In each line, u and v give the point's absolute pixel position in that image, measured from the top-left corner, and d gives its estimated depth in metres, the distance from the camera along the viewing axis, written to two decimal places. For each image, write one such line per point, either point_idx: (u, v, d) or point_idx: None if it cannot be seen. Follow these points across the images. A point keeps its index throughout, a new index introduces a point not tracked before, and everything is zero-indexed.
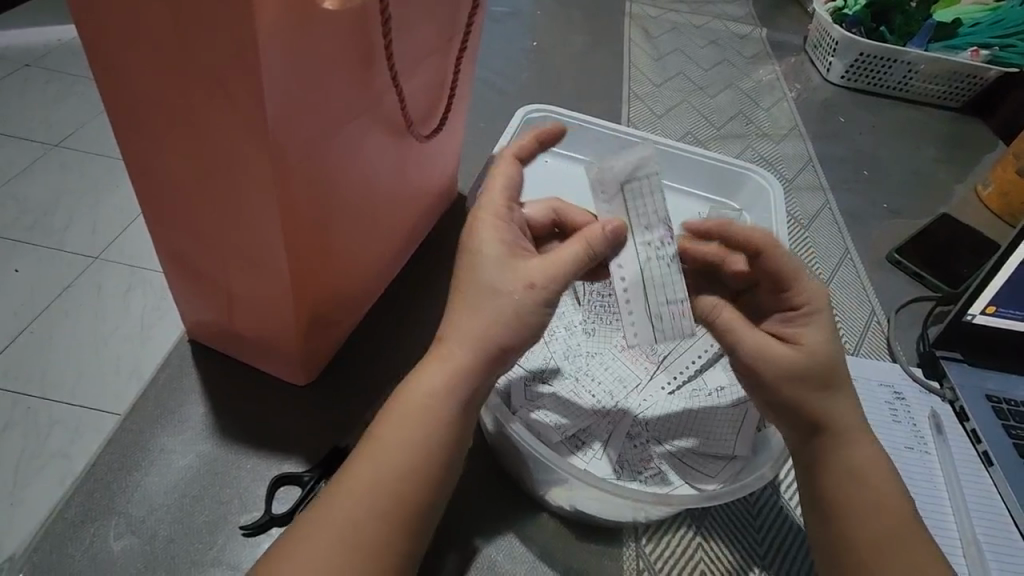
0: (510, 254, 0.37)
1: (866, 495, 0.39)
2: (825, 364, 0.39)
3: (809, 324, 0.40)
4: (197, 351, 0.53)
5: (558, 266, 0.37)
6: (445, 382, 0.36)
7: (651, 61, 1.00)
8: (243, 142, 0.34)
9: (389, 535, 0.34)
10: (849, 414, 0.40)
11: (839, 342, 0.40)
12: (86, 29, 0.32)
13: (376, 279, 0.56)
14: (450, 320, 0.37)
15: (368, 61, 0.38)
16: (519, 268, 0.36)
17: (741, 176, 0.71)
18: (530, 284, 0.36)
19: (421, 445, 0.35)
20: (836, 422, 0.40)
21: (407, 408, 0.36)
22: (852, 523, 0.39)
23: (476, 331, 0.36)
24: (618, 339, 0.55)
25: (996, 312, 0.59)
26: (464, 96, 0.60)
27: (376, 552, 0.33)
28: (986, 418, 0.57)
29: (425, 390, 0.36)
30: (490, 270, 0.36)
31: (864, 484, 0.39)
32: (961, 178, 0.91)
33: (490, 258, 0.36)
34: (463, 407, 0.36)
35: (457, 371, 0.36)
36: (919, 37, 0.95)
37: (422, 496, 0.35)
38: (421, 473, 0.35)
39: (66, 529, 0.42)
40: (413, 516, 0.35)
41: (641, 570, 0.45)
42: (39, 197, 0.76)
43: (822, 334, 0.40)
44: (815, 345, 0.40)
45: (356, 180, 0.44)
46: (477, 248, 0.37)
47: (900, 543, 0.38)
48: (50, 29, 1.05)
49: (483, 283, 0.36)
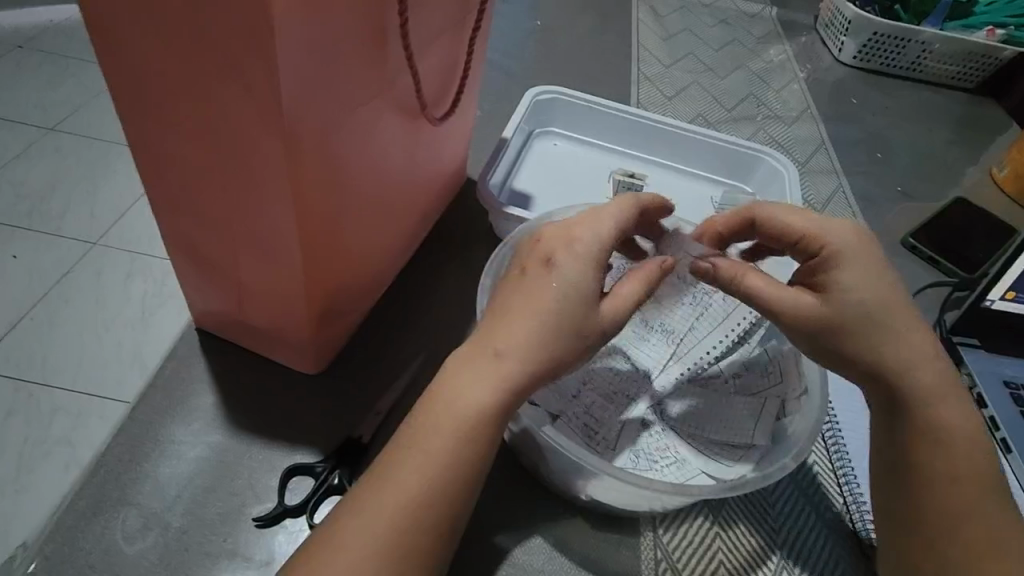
0: (594, 300, 0.36)
1: (965, 466, 0.37)
2: (854, 308, 0.37)
3: (831, 263, 0.38)
4: (205, 339, 0.52)
5: (623, 303, 0.37)
6: (488, 390, 0.34)
7: (659, 41, 0.98)
8: (258, 122, 0.32)
9: (420, 533, 0.32)
10: (936, 401, 0.38)
11: (878, 276, 0.38)
12: (92, 12, 0.31)
13: (387, 265, 0.54)
14: (498, 332, 0.35)
15: (382, 41, 0.37)
16: (598, 317, 0.36)
17: (756, 158, 0.69)
18: (600, 334, 0.36)
19: (459, 446, 0.33)
20: (914, 400, 0.38)
21: (444, 411, 0.34)
22: (944, 495, 0.37)
23: (525, 341, 0.34)
24: (632, 325, 0.53)
25: (1015, 296, 0.58)
26: (476, 75, 0.58)
27: (402, 547, 0.32)
28: (1004, 405, 0.56)
29: (466, 399, 0.34)
30: (572, 313, 0.35)
31: (951, 441, 0.38)
32: (973, 159, 0.90)
33: (579, 307, 0.35)
34: (484, 398, 0.34)
35: (501, 376, 0.34)
36: (935, 15, 0.93)
37: (449, 490, 0.33)
38: (458, 477, 0.33)
39: (77, 522, 0.42)
40: (439, 514, 0.33)
41: (659, 561, 0.45)
42: (38, 183, 0.75)
43: (847, 271, 0.38)
44: (844, 290, 0.37)
45: (370, 165, 0.43)
46: (562, 279, 0.35)
47: (996, 513, 0.37)
48: (42, 9, 1.02)
49: (560, 319, 0.34)
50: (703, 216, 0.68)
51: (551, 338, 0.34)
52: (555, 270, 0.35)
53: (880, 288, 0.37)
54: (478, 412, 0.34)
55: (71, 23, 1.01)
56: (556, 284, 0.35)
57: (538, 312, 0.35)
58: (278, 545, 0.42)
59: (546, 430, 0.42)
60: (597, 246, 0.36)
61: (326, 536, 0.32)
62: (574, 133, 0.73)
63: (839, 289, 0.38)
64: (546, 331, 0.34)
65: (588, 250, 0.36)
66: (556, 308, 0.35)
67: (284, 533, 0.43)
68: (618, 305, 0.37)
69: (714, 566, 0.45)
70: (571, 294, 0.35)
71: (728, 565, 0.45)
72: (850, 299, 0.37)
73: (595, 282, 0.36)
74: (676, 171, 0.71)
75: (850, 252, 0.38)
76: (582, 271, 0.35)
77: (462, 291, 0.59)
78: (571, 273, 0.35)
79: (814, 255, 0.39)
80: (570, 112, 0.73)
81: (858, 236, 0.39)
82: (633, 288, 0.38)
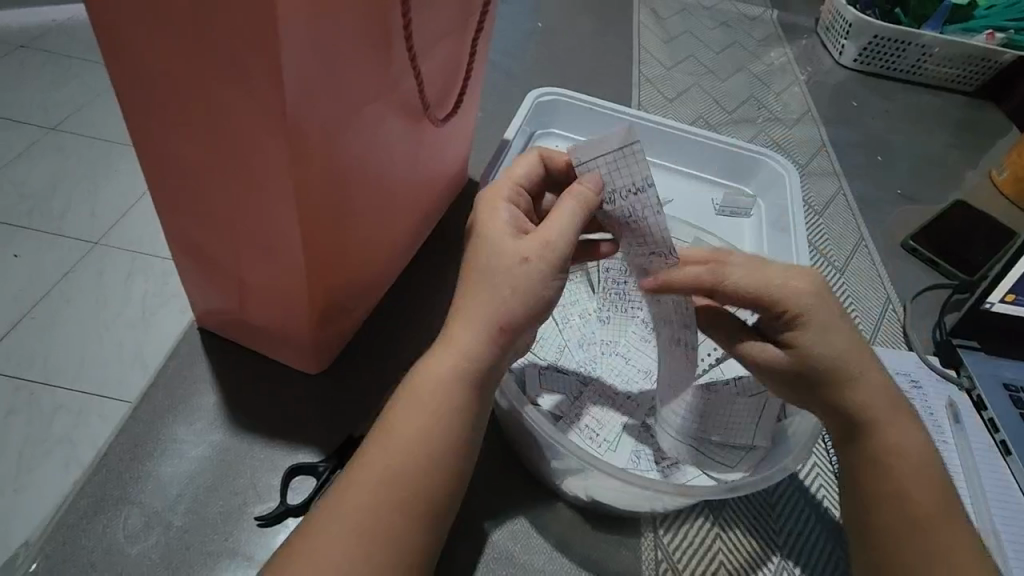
0: (506, 233, 0.37)
1: (918, 494, 0.39)
2: (824, 365, 0.38)
3: (797, 325, 0.39)
4: (207, 339, 0.52)
5: (543, 231, 0.36)
6: (451, 368, 0.35)
7: (660, 43, 0.99)
8: (262, 125, 0.33)
9: (394, 516, 0.33)
10: (895, 424, 0.40)
11: (835, 329, 0.39)
12: (98, 13, 0.31)
13: (389, 266, 0.55)
14: (457, 304, 0.37)
15: (386, 42, 0.37)
16: (510, 246, 0.36)
17: (757, 161, 0.70)
18: (525, 258, 0.35)
19: (437, 429, 0.35)
20: (867, 417, 0.39)
21: (421, 394, 0.35)
22: (899, 509, 0.38)
23: (479, 315, 0.35)
24: (632, 329, 0.54)
25: (1015, 299, 0.59)
26: (478, 77, 0.58)
27: (376, 526, 0.33)
28: (1003, 407, 0.56)
29: (435, 378, 0.35)
30: (486, 252, 0.36)
31: (903, 468, 0.39)
32: (973, 163, 0.90)
33: (491, 238, 0.37)
34: (463, 383, 0.35)
35: (461, 350, 0.35)
36: (935, 19, 0.93)
37: (424, 471, 0.34)
38: (429, 458, 0.35)
39: (79, 520, 0.42)
40: (417, 498, 0.34)
41: (660, 561, 0.45)
42: (40, 183, 0.75)
43: (812, 335, 0.38)
44: (814, 350, 0.38)
45: (372, 166, 0.43)
46: (484, 231, 0.37)
47: (952, 518, 0.39)
48: (43, 10, 1.02)
49: (479, 264, 0.36)
50: (703, 218, 0.68)
51: (483, 287, 0.35)
52: (475, 226, 0.38)
53: (841, 341, 0.39)
54: (447, 390, 0.35)
55: (73, 23, 1.01)
56: (481, 240, 0.37)
57: (468, 271, 0.37)
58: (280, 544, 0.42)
59: (542, 422, 0.42)
60: (506, 191, 0.40)
61: (312, 522, 0.33)
62: (576, 134, 0.73)
63: (807, 351, 0.38)
64: (478, 287, 0.36)
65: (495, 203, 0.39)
66: (481, 259, 0.36)
67: (285, 532, 0.43)
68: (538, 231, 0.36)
69: (714, 567, 0.45)
70: (485, 229, 0.37)
71: (729, 565, 0.45)
72: (818, 360, 0.38)
73: (507, 216, 0.38)
74: (677, 173, 0.71)
75: (809, 312, 0.38)
76: (492, 216, 0.38)
77: None
78: (484, 220, 0.38)
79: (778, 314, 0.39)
80: (571, 113, 0.73)
81: (812, 285, 0.39)
82: (561, 213, 0.36)
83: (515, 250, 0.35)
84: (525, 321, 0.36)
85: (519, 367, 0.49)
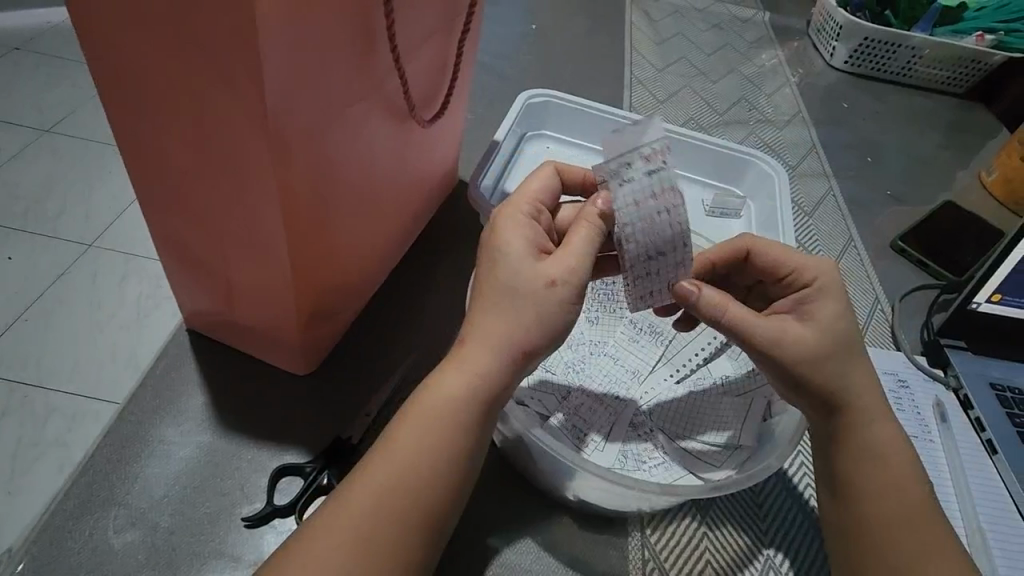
0: (530, 255, 0.36)
1: (898, 494, 0.39)
2: (836, 336, 0.39)
3: (816, 297, 0.41)
4: (195, 340, 0.52)
5: (567, 254, 0.36)
6: (461, 383, 0.35)
7: (652, 45, 0.99)
8: (246, 126, 0.33)
9: (389, 524, 0.33)
10: (881, 425, 0.40)
11: (849, 313, 0.40)
12: (82, 15, 0.31)
13: (377, 267, 0.55)
14: (472, 318, 0.37)
15: (370, 44, 0.37)
16: (535, 267, 0.36)
17: (746, 163, 0.70)
18: (551, 282, 0.35)
19: (437, 437, 0.35)
20: (856, 409, 0.40)
21: (423, 407, 0.36)
22: (877, 510, 0.39)
23: (495, 333, 0.35)
24: (620, 330, 0.54)
25: (1002, 299, 0.59)
26: (466, 78, 0.58)
27: (372, 533, 0.33)
28: (990, 405, 0.57)
29: (442, 394, 0.36)
30: (509, 272, 0.36)
31: (886, 467, 0.39)
32: (964, 164, 0.90)
33: (513, 258, 0.36)
34: (467, 397, 0.35)
35: (467, 363, 0.36)
36: (924, 21, 0.93)
37: (420, 478, 0.35)
38: (429, 468, 0.35)
39: (66, 521, 0.42)
40: (414, 506, 0.34)
41: (647, 561, 0.45)
42: (32, 184, 0.75)
43: (833, 303, 0.40)
44: (828, 318, 0.39)
45: (357, 167, 0.43)
46: (503, 246, 0.37)
47: (934, 522, 0.39)
48: (38, 11, 1.02)
49: (500, 284, 0.36)
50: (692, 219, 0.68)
51: (507, 305, 0.35)
52: (493, 241, 0.38)
53: (851, 322, 0.40)
54: (449, 402, 0.35)
55: (67, 25, 1.01)
56: (496, 256, 0.37)
57: (485, 289, 0.36)
58: (267, 545, 0.42)
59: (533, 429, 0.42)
60: (525, 207, 0.40)
61: (309, 528, 0.34)
62: (566, 137, 0.73)
63: (819, 317, 0.39)
64: (499, 305, 0.36)
65: (513, 219, 0.38)
66: (500, 279, 0.36)
67: (272, 533, 0.43)
68: (563, 255, 0.36)
69: (701, 566, 0.45)
70: (506, 247, 0.37)
71: (716, 564, 0.45)
72: (832, 331, 0.39)
73: (528, 236, 0.38)
74: None
75: (828, 287, 0.41)
76: (512, 236, 0.37)
77: (452, 292, 0.59)
78: (502, 238, 0.37)
79: (801, 286, 0.42)
80: (562, 115, 0.73)
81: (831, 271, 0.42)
82: (579, 238, 0.36)
83: (542, 270, 0.35)
84: (543, 340, 0.36)
85: (525, 384, 0.48)
